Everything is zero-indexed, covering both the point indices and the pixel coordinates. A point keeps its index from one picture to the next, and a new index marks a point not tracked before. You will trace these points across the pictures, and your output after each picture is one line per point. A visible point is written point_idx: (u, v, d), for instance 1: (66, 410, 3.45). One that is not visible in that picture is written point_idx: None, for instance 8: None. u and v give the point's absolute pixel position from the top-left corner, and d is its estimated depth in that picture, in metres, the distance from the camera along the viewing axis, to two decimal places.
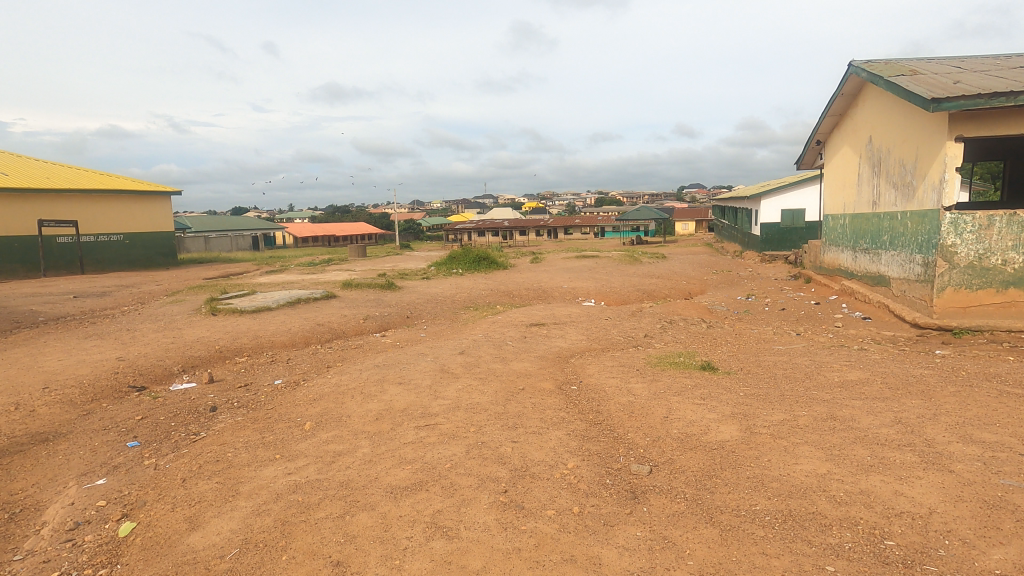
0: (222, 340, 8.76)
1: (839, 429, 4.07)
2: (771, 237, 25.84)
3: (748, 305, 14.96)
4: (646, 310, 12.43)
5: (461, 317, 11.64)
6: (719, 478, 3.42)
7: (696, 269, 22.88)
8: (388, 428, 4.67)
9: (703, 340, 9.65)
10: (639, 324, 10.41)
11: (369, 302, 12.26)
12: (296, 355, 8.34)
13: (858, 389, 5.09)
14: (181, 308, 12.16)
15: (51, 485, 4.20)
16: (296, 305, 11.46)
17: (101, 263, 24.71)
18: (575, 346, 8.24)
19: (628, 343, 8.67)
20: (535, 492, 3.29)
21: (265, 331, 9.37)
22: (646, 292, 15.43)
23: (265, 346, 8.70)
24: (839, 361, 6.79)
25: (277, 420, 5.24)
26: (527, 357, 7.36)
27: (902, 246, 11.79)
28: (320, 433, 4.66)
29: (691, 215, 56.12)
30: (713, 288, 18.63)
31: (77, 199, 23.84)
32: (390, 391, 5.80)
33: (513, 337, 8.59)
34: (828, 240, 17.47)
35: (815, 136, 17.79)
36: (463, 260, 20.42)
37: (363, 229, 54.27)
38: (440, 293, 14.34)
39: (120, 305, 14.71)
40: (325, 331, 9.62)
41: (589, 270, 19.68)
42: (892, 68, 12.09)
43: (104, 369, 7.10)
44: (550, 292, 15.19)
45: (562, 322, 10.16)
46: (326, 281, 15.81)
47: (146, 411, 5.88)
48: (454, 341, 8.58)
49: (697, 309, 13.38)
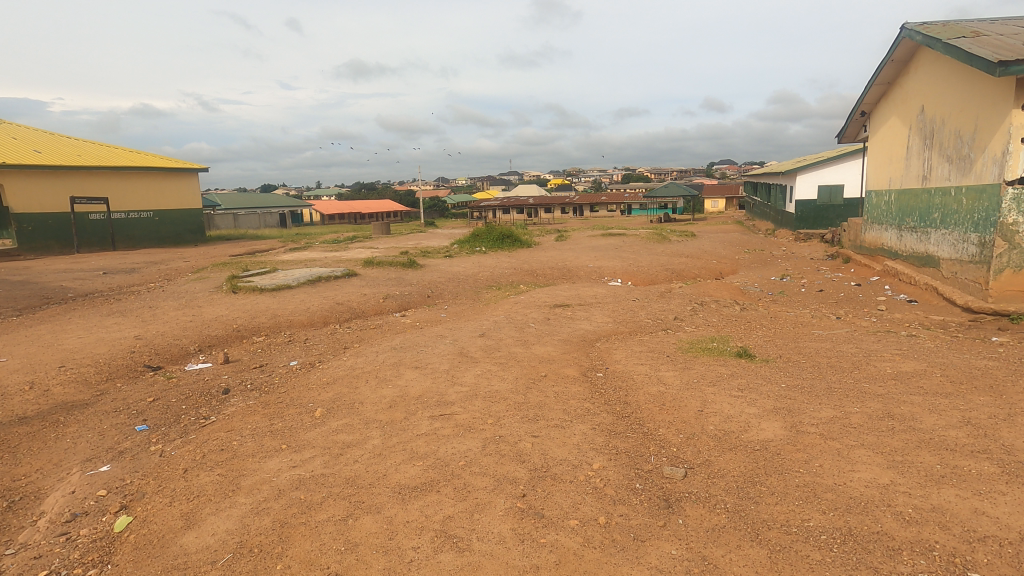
0: (240, 319, 8.63)
1: (899, 430, 3.63)
2: (807, 215, 24.76)
3: (782, 286, 14.30)
4: (675, 291, 11.92)
5: (484, 297, 11.32)
6: (764, 486, 3.04)
7: (727, 248, 22.06)
8: (400, 418, 4.39)
9: (736, 323, 9.17)
10: (668, 306, 9.94)
11: (389, 281, 12.01)
12: (314, 335, 8.16)
13: (915, 382, 4.60)
14: (204, 286, 12.13)
15: (54, 471, 4.06)
16: (316, 283, 11.30)
17: (131, 239, 25.13)
18: (600, 330, 7.84)
19: (656, 327, 8.23)
20: (556, 497, 2.97)
21: (283, 310, 9.21)
22: (676, 272, 14.86)
23: (283, 325, 8.54)
24: (890, 350, 6.25)
25: (288, 406, 5.03)
26: (551, 341, 7.01)
27: (954, 225, 10.99)
28: (331, 422, 4.42)
29: (722, 192, 54.49)
30: (745, 267, 17.94)
31: (107, 176, 24.14)
32: (406, 376, 5.53)
33: (536, 320, 8.23)
34: (870, 218, 16.57)
35: (859, 107, 16.78)
36: (487, 237, 20.05)
37: (388, 207, 54.21)
38: (462, 272, 14.04)
39: (146, 282, 14.86)
40: (344, 311, 9.41)
41: (615, 249, 19.13)
42: (951, 30, 11.11)
43: (121, 348, 7.02)
44: (575, 271, 14.76)
45: (588, 303, 9.77)
46: (348, 259, 15.64)
47: (158, 392, 5.74)
48: (475, 323, 8.27)
49: (729, 290, 12.81)
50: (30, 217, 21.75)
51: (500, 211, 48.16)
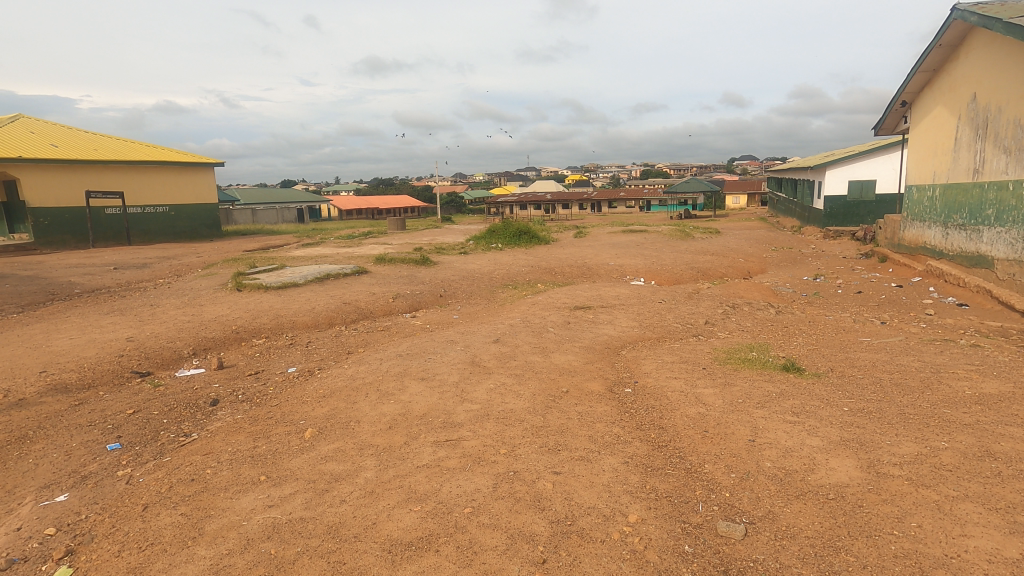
0: (241, 319, 8.14)
1: (1010, 477, 2.93)
2: (837, 212, 23.70)
3: (817, 287, 13.44)
4: (703, 291, 11.18)
5: (499, 297, 10.73)
6: (851, 555, 2.39)
7: (754, 246, 21.15)
8: (400, 443, 3.80)
9: (773, 328, 8.44)
10: (697, 309, 9.22)
11: (401, 278, 11.48)
12: (317, 338, 7.64)
13: (1009, 411, 3.87)
14: (210, 283, 11.71)
15: (5, 501, 3.55)
16: (324, 281, 10.80)
17: (147, 234, 25.02)
18: (626, 335, 7.18)
19: (687, 333, 7.53)
20: (585, 566, 2.36)
21: (287, 310, 8.72)
22: (702, 272, 14.07)
23: (285, 327, 8.03)
24: (960, 365, 5.48)
25: (277, 424, 4.47)
26: (571, 348, 6.37)
27: (1012, 222, 10.09)
28: (320, 446, 3.85)
29: (743, 188, 53.20)
30: (775, 266, 17.05)
31: (123, 170, 24.01)
32: (410, 390, 4.94)
33: (555, 323, 7.60)
34: (910, 214, 15.61)
35: (898, 97, 15.82)
36: (503, 234, 19.43)
37: (404, 202, 53.91)
38: (477, 270, 13.45)
39: (155, 278, 14.54)
40: (351, 311, 8.88)
41: (636, 246, 18.36)
42: (1011, 8, 10.16)
43: (110, 351, 6.55)
44: (595, 269, 14.07)
45: (611, 305, 9.10)
46: (359, 256, 15.14)
47: (140, 403, 5.22)
48: (489, 326, 7.67)
49: (761, 291, 12.03)
50: (45, 211, 21.68)
51: (517, 207, 47.47)
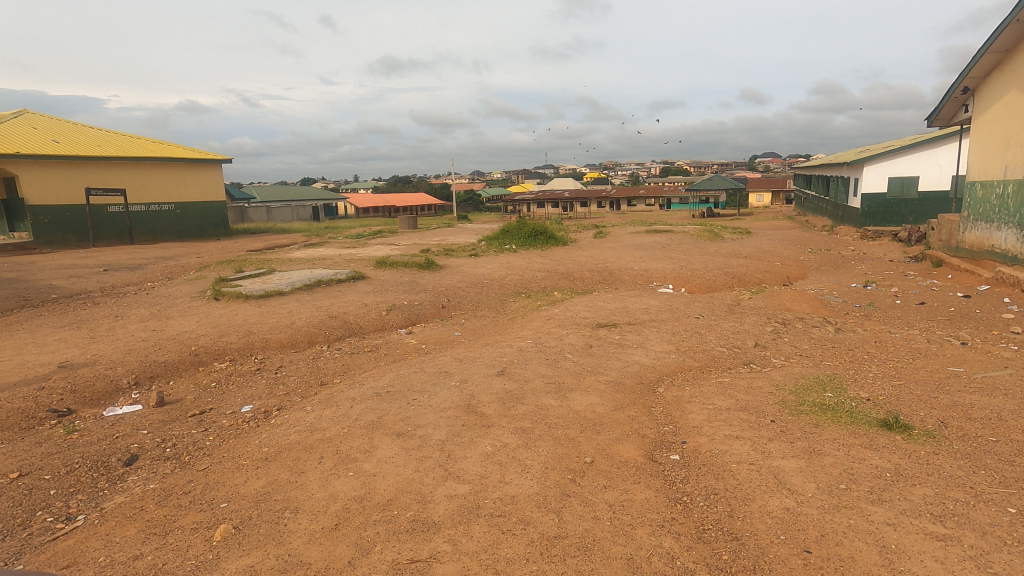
0: (205, 337, 6.95)
1: None
2: (874, 211, 21.97)
3: (870, 297, 11.88)
4: (744, 303, 9.75)
5: (510, 308, 9.48)
6: None
7: (789, 248, 19.51)
8: (342, 564, 2.54)
9: (836, 353, 7.03)
10: (742, 326, 7.80)
11: (400, 286, 10.26)
12: (291, 363, 6.44)
13: None
14: (191, 289, 10.59)
15: None
16: (313, 289, 9.60)
17: (150, 233, 24.22)
18: (661, 365, 5.86)
19: (735, 362, 6.16)
20: None
21: (262, 325, 7.53)
22: (739, 279, 12.59)
23: (254, 347, 6.81)
24: None
25: (188, 508, 3.24)
26: (595, 386, 5.05)
27: None
28: (230, 563, 2.62)
29: (767, 185, 51.28)
30: (816, 272, 15.49)
31: (127, 166, 23.21)
32: (379, 454, 3.66)
33: (574, 347, 6.28)
34: (974, 214, 13.95)
35: (960, 82, 14.20)
36: (517, 234, 18.08)
37: (419, 200, 52.88)
38: (487, 275, 12.16)
39: (142, 281, 13.51)
40: (337, 326, 7.68)
41: (662, 248, 16.88)
42: None
43: (31, 381, 5.38)
44: (618, 274, 12.68)
45: (640, 321, 7.73)
46: (361, 258, 13.95)
47: (33, 460, 4.01)
48: (494, 349, 6.38)
49: (809, 302, 10.54)
50: (46, 209, 20.95)
51: (534, 205, 46.01)
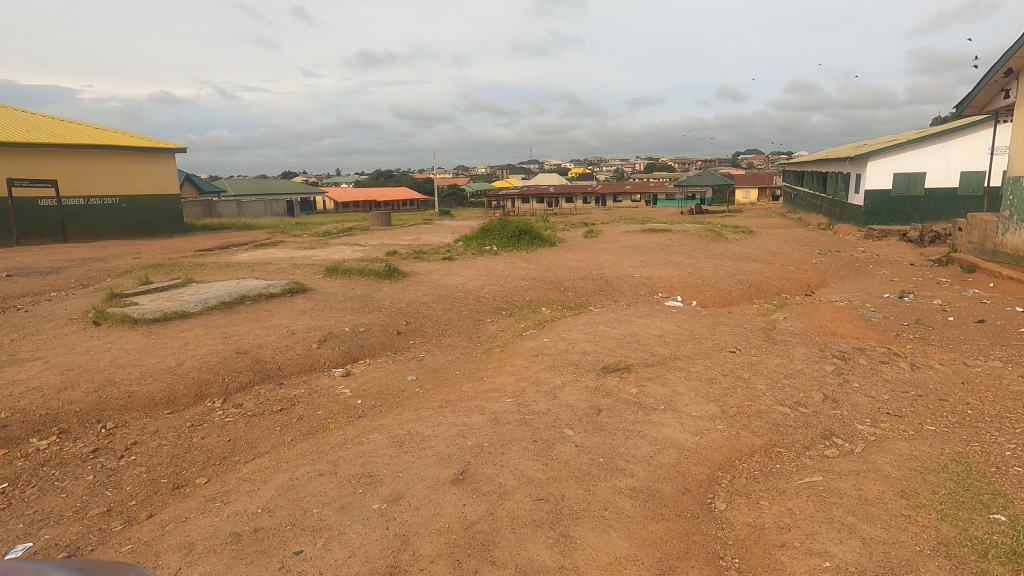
0: (35, 392, 4.75)
1: None
2: (878, 209, 20.18)
3: (916, 312, 9.99)
4: (779, 325, 7.79)
5: (485, 334, 7.40)
6: None
7: (798, 249, 17.72)
8: None
9: (931, 410, 5.05)
10: (796, 366, 5.81)
11: (348, 302, 8.11)
12: (151, 438, 4.28)
13: None
14: (81, 305, 8.32)
15: None
16: (231, 310, 7.40)
17: (89, 230, 21.64)
18: (709, 450, 3.80)
19: (811, 439, 4.16)
20: None
21: (135, 367, 5.35)
22: (758, 289, 10.64)
23: (108, 407, 4.65)
24: None
25: None
26: (617, 507, 3.01)
27: None
28: None
29: (755, 181, 49.96)
30: (836, 278, 13.70)
31: (61, 155, 20.57)
32: None
33: (577, 416, 4.20)
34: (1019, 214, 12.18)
35: (1002, 64, 12.47)
36: (499, 234, 15.95)
37: (399, 195, 50.41)
38: (460, 286, 10.04)
39: (45, 291, 11.16)
40: (243, 367, 5.53)
41: (663, 250, 14.89)
42: None
43: None
44: (617, 284, 10.64)
45: (659, 361, 5.70)
46: (312, 263, 11.72)
47: None
48: (456, 415, 4.29)
49: (852, 320, 8.62)
50: None
51: (518, 201, 43.47)
